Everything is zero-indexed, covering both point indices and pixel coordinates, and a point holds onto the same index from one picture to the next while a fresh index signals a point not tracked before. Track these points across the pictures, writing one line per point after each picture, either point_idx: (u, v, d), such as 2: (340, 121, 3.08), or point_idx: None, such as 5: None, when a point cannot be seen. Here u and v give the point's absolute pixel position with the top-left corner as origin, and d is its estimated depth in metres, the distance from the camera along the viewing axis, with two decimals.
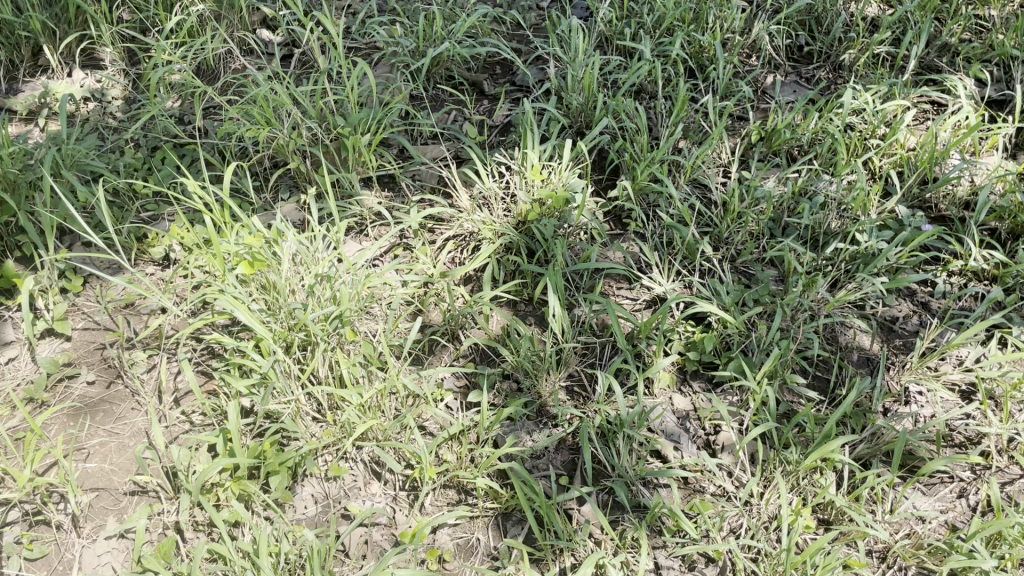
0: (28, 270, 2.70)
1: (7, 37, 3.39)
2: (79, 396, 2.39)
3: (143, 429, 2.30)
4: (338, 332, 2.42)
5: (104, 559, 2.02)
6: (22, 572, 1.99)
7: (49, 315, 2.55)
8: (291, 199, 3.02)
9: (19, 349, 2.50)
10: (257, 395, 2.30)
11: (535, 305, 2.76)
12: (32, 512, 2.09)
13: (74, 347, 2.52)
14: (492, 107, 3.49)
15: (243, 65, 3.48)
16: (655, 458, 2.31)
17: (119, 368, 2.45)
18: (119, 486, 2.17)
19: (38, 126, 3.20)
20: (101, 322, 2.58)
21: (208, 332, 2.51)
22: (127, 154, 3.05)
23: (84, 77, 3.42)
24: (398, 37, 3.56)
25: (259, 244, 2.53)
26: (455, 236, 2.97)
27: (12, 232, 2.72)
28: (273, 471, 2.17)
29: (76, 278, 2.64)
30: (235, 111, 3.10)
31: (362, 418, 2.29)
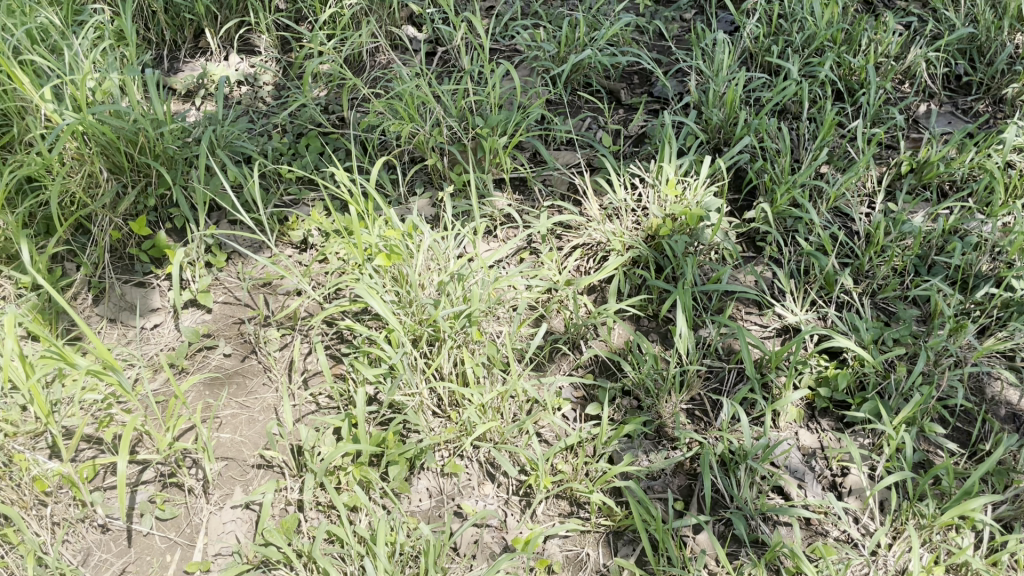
0: (178, 242, 2.84)
1: (173, 19, 3.57)
2: (216, 367, 2.49)
3: (272, 406, 2.38)
4: (466, 330, 2.44)
5: (229, 527, 2.09)
6: (153, 531, 2.07)
7: (195, 287, 2.67)
8: (426, 194, 3.06)
9: (164, 316, 2.63)
10: (384, 384, 2.35)
11: (659, 322, 2.70)
12: (167, 473, 2.18)
13: (213, 320, 2.63)
14: (628, 117, 3.42)
15: (388, 59, 3.55)
16: (777, 494, 2.24)
17: (255, 344, 2.55)
18: (247, 458, 2.24)
19: (194, 106, 3.35)
20: (241, 298, 2.68)
21: (340, 318, 2.58)
22: (275, 138, 3.16)
23: (239, 61, 3.57)
24: (540, 41, 3.56)
25: (396, 237, 2.60)
26: (582, 244, 2.91)
27: (166, 204, 2.87)
28: (394, 461, 2.21)
29: (221, 254, 2.75)
30: (380, 105, 3.16)
31: (482, 419, 2.29)
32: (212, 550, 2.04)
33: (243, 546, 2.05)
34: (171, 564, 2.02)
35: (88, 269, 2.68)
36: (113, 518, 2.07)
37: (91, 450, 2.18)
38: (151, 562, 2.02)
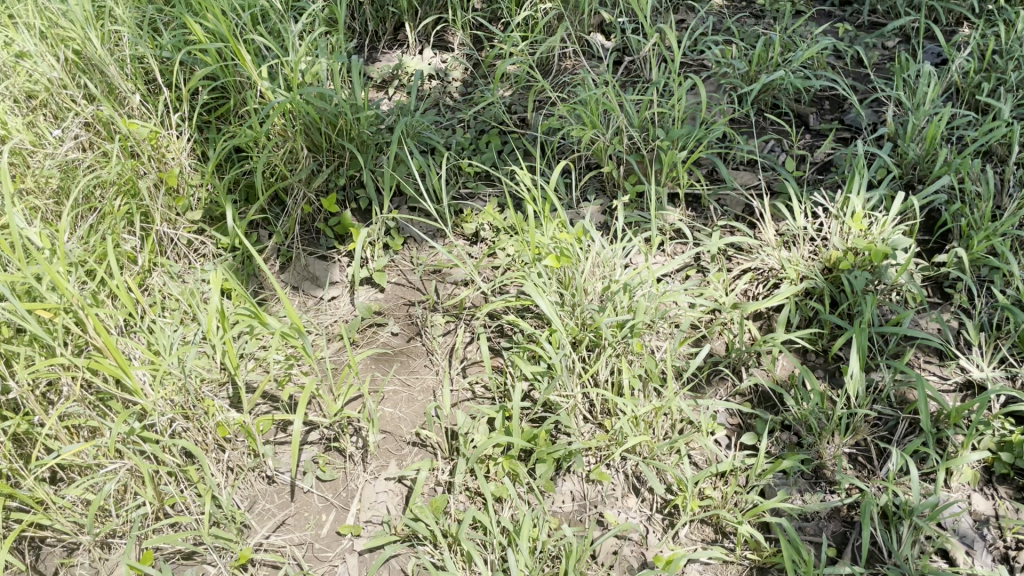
0: (361, 222, 2.99)
1: (378, 11, 3.75)
2: (383, 344, 2.61)
3: (432, 387, 2.47)
4: (626, 341, 2.40)
5: (381, 497, 2.18)
6: (313, 490, 2.20)
7: (373, 265, 2.82)
8: (598, 201, 3.06)
9: (342, 290, 2.79)
10: (541, 383, 2.37)
11: (827, 359, 2.58)
12: (330, 438, 2.31)
13: (385, 299, 2.75)
14: (816, 143, 3.27)
15: (575, 65, 3.58)
16: (940, 558, 2.09)
17: (421, 326, 2.65)
18: (404, 434, 2.34)
19: (387, 95, 3.51)
20: (413, 282, 2.80)
21: (504, 313, 2.63)
22: (459, 133, 3.26)
23: (433, 57, 3.71)
24: (731, 59, 3.48)
25: (568, 241, 2.61)
26: (754, 268, 2.80)
27: (354, 185, 3.02)
28: (541, 460, 2.21)
29: (399, 237, 2.88)
30: (564, 109, 3.19)
31: (634, 431, 2.25)
32: (364, 517, 2.14)
33: (392, 518, 2.13)
34: (325, 523, 2.13)
35: (279, 238, 2.88)
36: (279, 472, 2.22)
37: (267, 406, 2.35)
38: (308, 518, 2.14)
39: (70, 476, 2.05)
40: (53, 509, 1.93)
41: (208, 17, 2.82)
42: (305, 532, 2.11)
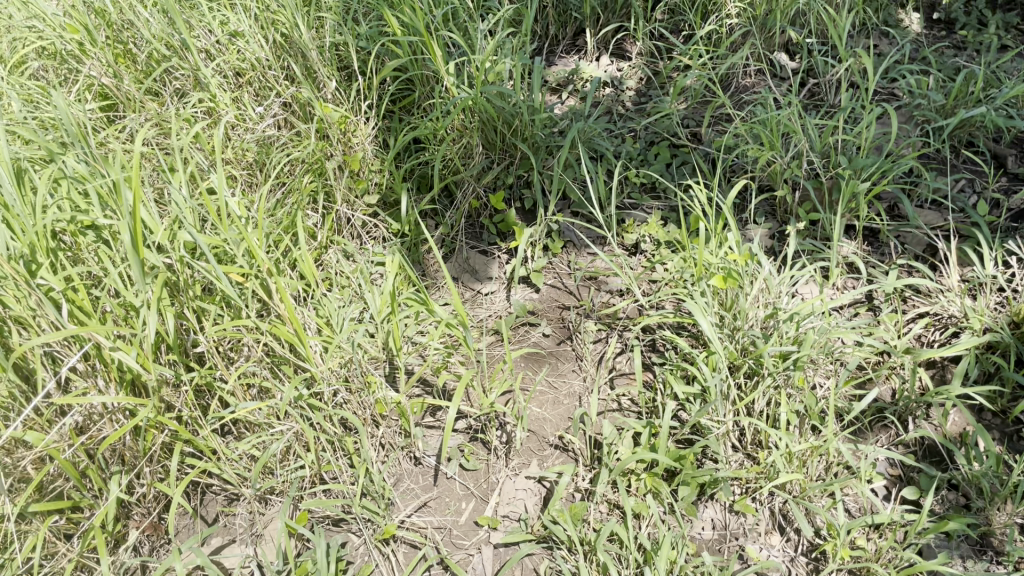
0: (524, 221, 3.02)
1: (560, 16, 3.78)
2: (535, 344, 2.63)
3: (578, 393, 2.47)
4: (788, 374, 2.27)
5: (519, 494, 2.20)
6: (456, 476, 2.25)
7: (531, 265, 2.84)
8: (767, 224, 2.95)
9: (498, 286, 2.83)
10: (693, 405, 2.28)
11: (1006, 421, 2.38)
12: (475, 428, 2.36)
13: (539, 300, 2.78)
14: (1013, 187, 3.02)
15: (755, 84, 3.46)
16: None
17: (572, 331, 2.66)
18: (547, 435, 2.35)
19: (560, 99, 3.50)
20: (569, 286, 2.81)
21: (659, 328, 2.58)
22: (628, 143, 3.20)
23: (609, 64, 3.69)
24: (927, 90, 3.26)
25: (738, 262, 2.50)
26: (931, 313, 2.63)
27: (521, 184, 3.06)
28: (685, 482, 2.14)
29: (559, 241, 2.90)
30: (743, 127, 3.08)
31: (787, 468, 2.15)
32: (502, 511, 2.16)
33: (530, 516, 2.14)
34: (465, 511, 2.17)
35: (445, 230, 2.96)
36: (425, 455, 2.29)
37: (421, 390, 2.43)
38: (449, 503, 2.19)
39: (241, 430, 2.19)
40: (223, 459, 2.06)
41: (404, 10, 2.93)
42: (444, 516, 2.16)
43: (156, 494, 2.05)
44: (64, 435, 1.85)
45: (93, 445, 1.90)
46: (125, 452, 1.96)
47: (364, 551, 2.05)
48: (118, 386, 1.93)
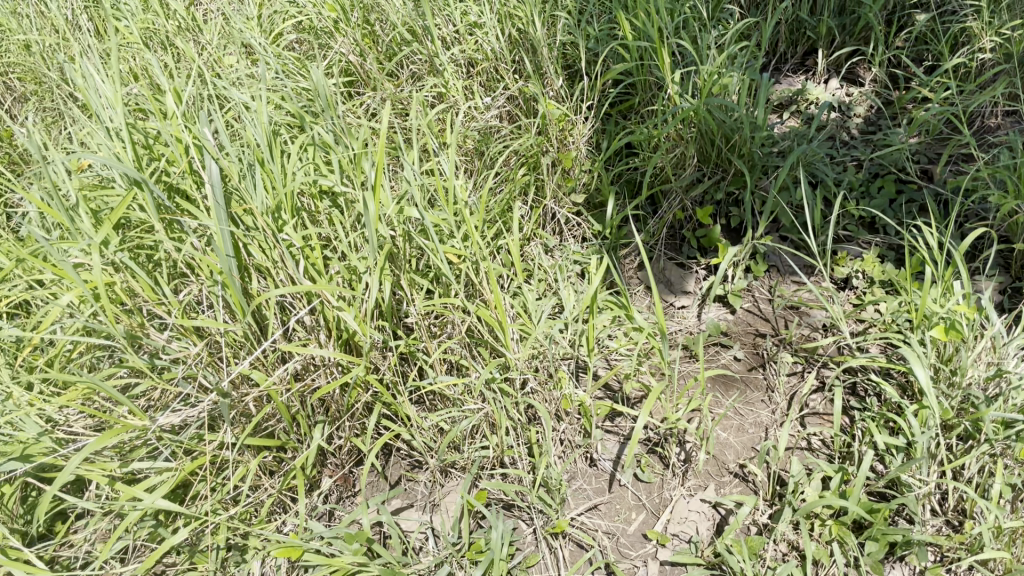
0: (728, 239, 2.92)
1: (794, 33, 3.64)
2: (724, 366, 2.55)
3: (765, 424, 2.35)
4: (1009, 445, 2.07)
5: (692, 516, 2.12)
6: (629, 485, 2.22)
7: (730, 285, 2.75)
8: (998, 278, 2.70)
9: (692, 301, 2.76)
10: (894, 458, 2.13)
11: None
12: (655, 442, 2.31)
13: (733, 322, 2.69)
14: None
15: (1002, 125, 3.17)
16: None
17: (766, 359, 2.54)
18: (728, 462, 2.25)
19: (781, 118, 3.36)
20: (767, 313, 2.70)
21: (862, 371, 2.44)
22: (850, 172, 3.02)
23: (838, 88, 3.51)
24: None
25: (965, 314, 2.30)
26: None
27: (730, 202, 2.93)
28: (874, 538, 2.00)
29: (763, 264, 2.78)
30: (985, 170, 2.83)
31: (995, 544, 1.95)
32: (672, 529, 2.10)
33: (701, 540, 2.07)
34: (634, 522, 2.14)
35: (647, 238, 2.93)
36: (600, 458, 2.27)
37: (605, 393, 2.42)
38: (619, 511, 2.16)
39: (433, 402, 2.28)
40: (415, 427, 2.15)
41: (639, 15, 2.93)
42: (614, 523, 2.13)
43: (350, 448, 2.18)
44: (283, 378, 2.00)
45: (306, 392, 2.05)
46: (332, 404, 2.10)
47: (533, 540, 2.07)
48: (334, 342, 2.06)
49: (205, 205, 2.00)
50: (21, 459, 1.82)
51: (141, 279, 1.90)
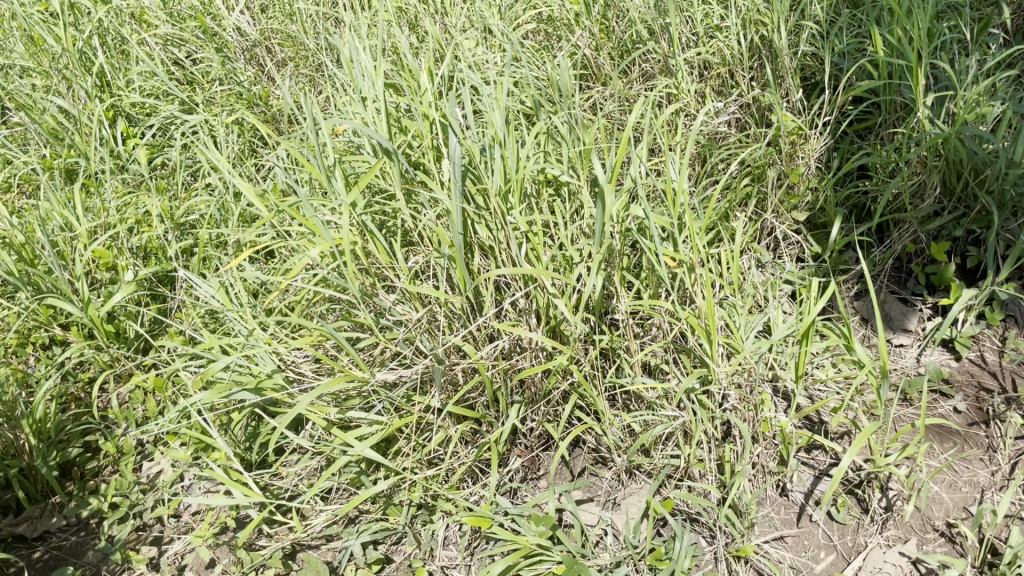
0: (962, 280, 2.69)
1: None
2: (941, 416, 2.36)
3: (982, 485, 2.15)
4: None
5: (886, 568, 1.99)
6: (820, 521, 2.10)
7: (959, 331, 2.54)
8: None
9: (913, 341, 2.59)
10: None
11: None
12: (855, 483, 2.17)
13: (956, 370, 2.49)
14: None
15: None
16: None
17: (991, 416, 2.33)
18: (935, 518, 2.08)
19: None
20: (998, 365, 2.47)
21: None
22: None
23: None
24: None
25: None
26: None
27: (970, 240, 2.70)
28: None
29: (1000, 312, 2.54)
30: None
31: None
32: None
33: None
34: (821, 561, 2.02)
35: (869, 267, 2.75)
36: (793, 489, 2.17)
37: (804, 423, 2.31)
38: (806, 546, 2.05)
39: (629, 402, 2.22)
40: (608, 424, 2.11)
41: (896, 31, 2.75)
42: (799, 557, 2.03)
43: (541, 432, 2.20)
44: (492, 355, 2.07)
45: (510, 371, 2.09)
46: (531, 386, 2.12)
47: (712, 559, 1.97)
48: (543, 327, 2.08)
49: (443, 180, 2.10)
50: (254, 392, 2.03)
51: (378, 243, 2.04)
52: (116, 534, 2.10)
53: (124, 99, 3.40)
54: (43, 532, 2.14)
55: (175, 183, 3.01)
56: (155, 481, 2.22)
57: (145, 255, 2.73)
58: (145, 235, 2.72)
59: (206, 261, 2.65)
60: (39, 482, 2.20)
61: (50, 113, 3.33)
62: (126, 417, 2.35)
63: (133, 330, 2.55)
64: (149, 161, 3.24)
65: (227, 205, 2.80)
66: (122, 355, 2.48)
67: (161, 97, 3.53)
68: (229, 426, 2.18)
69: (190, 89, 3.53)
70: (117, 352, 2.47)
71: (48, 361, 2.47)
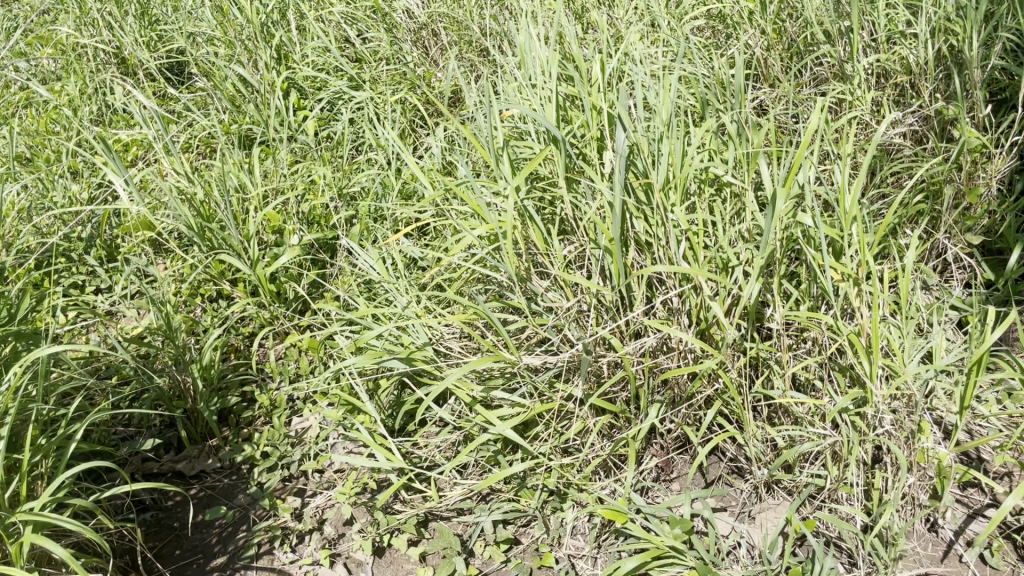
0: None
1: None
2: None
3: None
4: None
5: None
6: (971, 563, 1.97)
7: None
8: None
9: None
10: None
11: None
12: (1014, 528, 2.02)
13: None
14: None
15: None
16: None
17: None
18: None
19: None
20: None
21: None
22: None
23: None
24: None
25: None
26: None
27: None
28: None
29: None
30: None
31: None
32: None
33: None
34: None
35: None
36: (943, 526, 2.04)
37: (960, 457, 2.18)
38: None
39: (775, 415, 2.13)
40: (751, 434, 2.04)
41: None
42: None
43: (678, 434, 2.15)
44: (638, 351, 2.04)
45: (655, 370, 2.05)
46: (676, 388, 2.08)
47: None
48: (694, 328, 2.03)
49: (605, 171, 2.10)
50: (405, 361, 2.12)
51: (536, 228, 2.07)
52: (265, 481, 2.22)
53: (298, 72, 3.57)
54: (200, 471, 2.27)
55: (340, 155, 3.14)
56: (303, 436, 2.33)
57: (309, 222, 2.87)
58: (311, 202, 2.85)
59: (365, 232, 2.76)
60: (200, 425, 2.34)
61: (231, 81, 3.53)
62: (281, 372, 2.48)
63: (293, 291, 2.68)
64: (316, 132, 3.39)
65: (388, 181, 2.90)
66: (282, 314, 2.62)
67: (331, 72, 3.68)
68: (376, 391, 2.27)
69: (359, 66, 3.67)
70: (278, 311, 2.61)
71: (215, 313, 2.63)
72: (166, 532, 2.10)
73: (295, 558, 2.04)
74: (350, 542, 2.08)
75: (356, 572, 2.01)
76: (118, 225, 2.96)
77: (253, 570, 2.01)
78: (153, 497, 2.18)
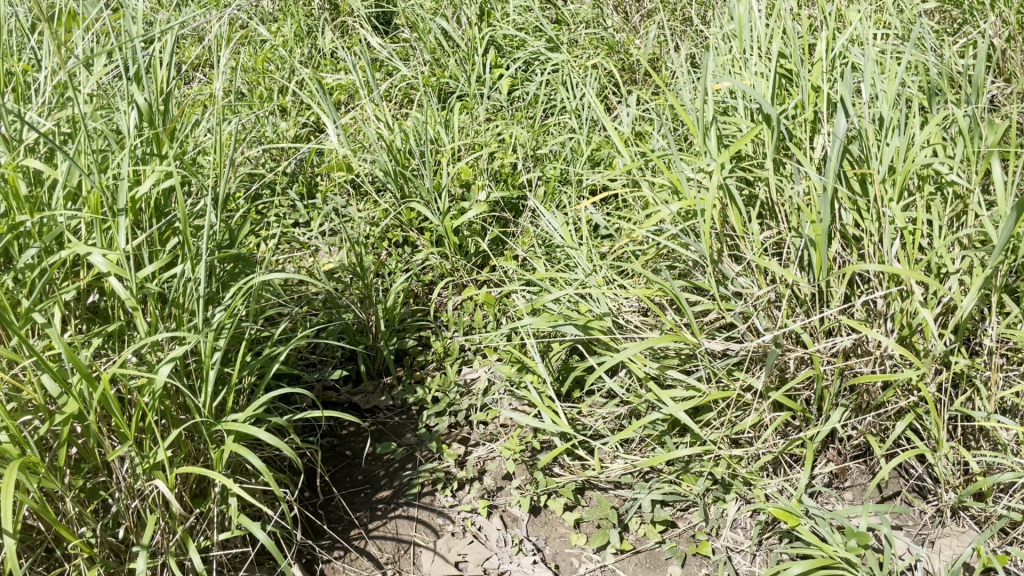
0: None
1: None
2: None
3: None
4: None
5: None
6: None
7: None
8: None
9: None
10: None
11: None
12: None
13: None
14: None
15: None
16: None
17: None
18: None
19: None
20: None
21: None
22: None
23: None
24: None
25: None
26: None
27: None
28: None
29: None
30: None
31: None
32: None
33: None
34: None
35: None
36: None
37: None
38: None
39: (971, 438, 1.96)
40: (943, 454, 1.88)
41: None
42: None
43: (859, 443, 2.03)
44: (829, 350, 1.94)
45: (845, 373, 1.94)
46: (865, 394, 1.95)
47: None
48: (895, 334, 1.89)
49: (816, 156, 1.99)
50: (581, 329, 2.12)
51: (735, 210, 2.00)
52: (433, 425, 2.29)
53: (498, 30, 3.59)
54: (373, 406, 2.38)
55: (533, 116, 3.15)
56: (471, 387, 2.38)
57: (496, 179, 2.90)
58: (501, 160, 2.88)
59: (550, 195, 2.78)
60: (378, 361, 2.45)
61: (434, 34, 3.61)
62: (456, 322, 2.54)
63: (475, 245, 2.74)
64: (511, 91, 3.42)
65: (578, 145, 2.89)
66: (462, 267, 2.68)
67: (531, 31, 3.69)
68: (547, 354, 2.29)
69: (558, 28, 3.64)
70: (459, 263, 2.67)
71: (400, 258, 2.73)
72: (340, 459, 2.22)
73: (455, 503, 2.10)
74: (508, 496, 2.11)
75: (511, 527, 2.05)
76: (320, 164, 3.12)
77: (415, 508, 2.09)
78: (330, 425, 2.31)
